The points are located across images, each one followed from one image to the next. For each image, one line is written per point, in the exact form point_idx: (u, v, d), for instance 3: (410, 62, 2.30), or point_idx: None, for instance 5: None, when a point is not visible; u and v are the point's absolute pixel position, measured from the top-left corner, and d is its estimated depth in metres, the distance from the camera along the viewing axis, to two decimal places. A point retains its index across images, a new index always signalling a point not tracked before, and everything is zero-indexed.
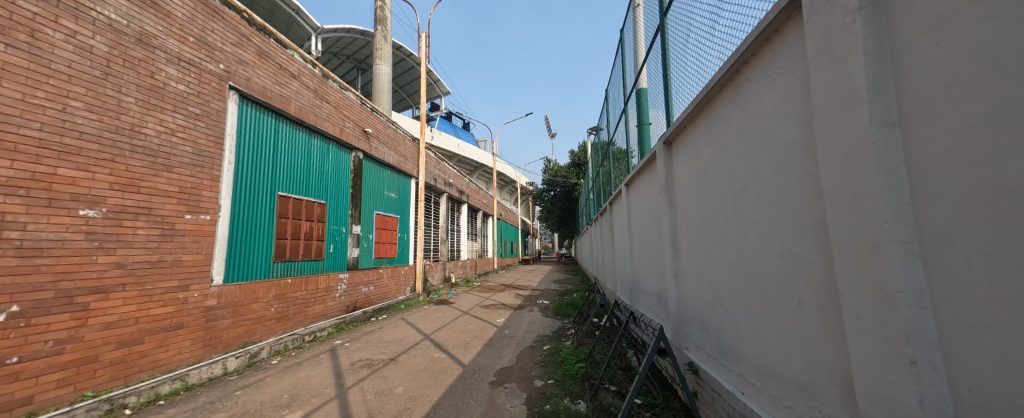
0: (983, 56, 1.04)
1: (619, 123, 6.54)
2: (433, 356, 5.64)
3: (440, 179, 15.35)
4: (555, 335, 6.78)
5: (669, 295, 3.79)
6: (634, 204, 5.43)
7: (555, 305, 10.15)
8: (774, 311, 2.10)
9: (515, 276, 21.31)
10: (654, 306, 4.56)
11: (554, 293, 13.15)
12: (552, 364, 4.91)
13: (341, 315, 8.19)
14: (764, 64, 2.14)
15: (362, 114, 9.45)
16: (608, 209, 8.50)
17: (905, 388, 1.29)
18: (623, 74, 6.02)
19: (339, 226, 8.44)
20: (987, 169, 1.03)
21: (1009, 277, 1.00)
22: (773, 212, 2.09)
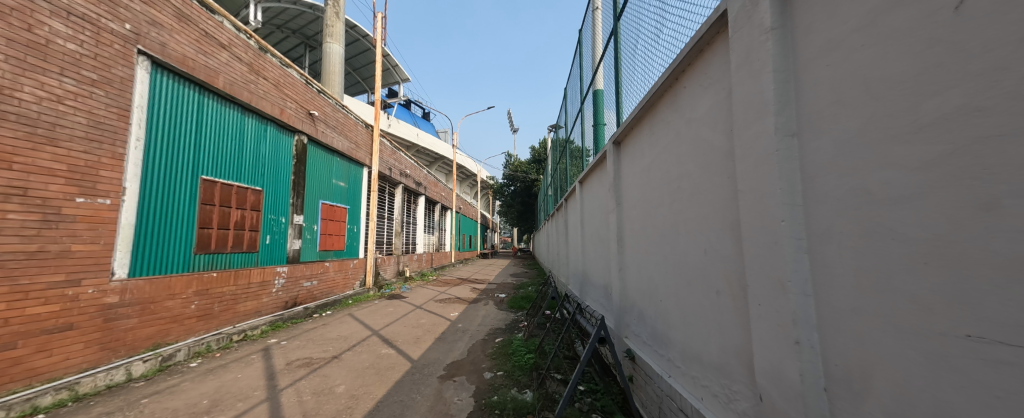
0: (859, 81, 1.26)
1: (577, 121, 6.76)
2: (381, 352, 5.46)
3: (397, 170, 14.69)
4: (509, 327, 6.92)
5: (613, 288, 4.00)
6: (586, 200, 5.65)
7: (509, 298, 10.32)
8: (698, 301, 2.31)
9: (472, 270, 21.26)
10: (601, 298, 4.81)
11: (510, 287, 13.29)
12: (502, 356, 4.99)
13: (277, 312, 7.54)
14: (697, 74, 2.32)
15: (307, 95, 8.71)
16: (564, 204, 8.77)
17: (790, 365, 1.52)
18: (581, 73, 6.20)
19: (277, 216, 7.78)
20: (859, 177, 1.25)
21: (869, 267, 1.22)
22: (700, 210, 2.29)
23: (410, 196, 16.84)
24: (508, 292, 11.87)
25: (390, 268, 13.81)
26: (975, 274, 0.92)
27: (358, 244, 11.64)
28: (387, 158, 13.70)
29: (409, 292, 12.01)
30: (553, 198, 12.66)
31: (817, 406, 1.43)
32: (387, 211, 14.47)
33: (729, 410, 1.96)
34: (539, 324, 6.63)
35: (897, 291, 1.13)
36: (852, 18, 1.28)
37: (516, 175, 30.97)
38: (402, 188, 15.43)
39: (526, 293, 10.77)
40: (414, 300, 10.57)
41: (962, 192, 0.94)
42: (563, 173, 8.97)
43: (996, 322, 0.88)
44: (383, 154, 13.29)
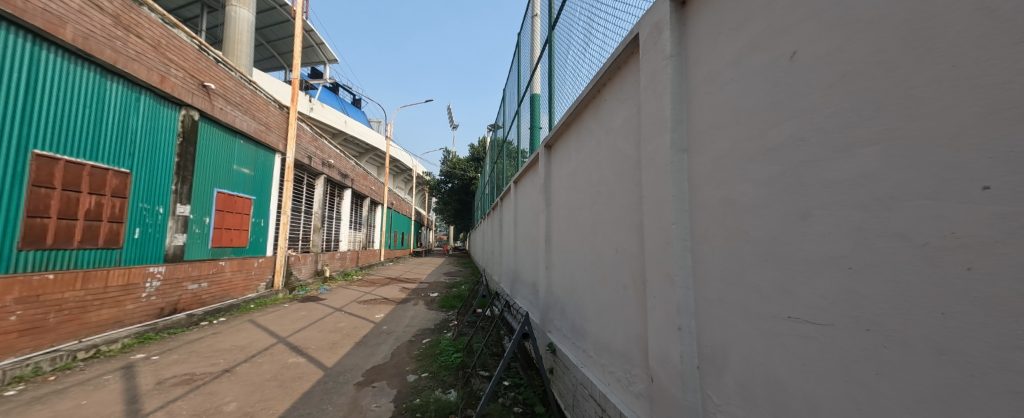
0: (728, 111, 1.61)
1: (514, 122, 6.93)
2: (288, 361, 4.89)
3: (318, 159, 13.23)
4: (438, 327, 6.79)
5: (540, 285, 4.17)
6: (520, 201, 5.81)
7: (440, 298, 10.09)
8: (609, 295, 2.54)
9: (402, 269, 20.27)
10: (528, 295, 5.01)
11: (443, 286, 13.05)
12: (429, 357, 4.87)
13: (146, 322, 6.18)
14: (614, 89, 2.56)
15: (199, 64, 7.37)
16: (500, 204, 8.90)
17: (672, 347, 1.80)
18: (519, 76, 6.37)
19: (149, 204, 6.33)
20: (729, 189, 1.60)
21: (731, 261, 1.57)
22: (613, 213, 2.52)
23: (332, 188, 15.33)
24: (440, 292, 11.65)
25: (307, 268, 12.38)
26: (795, 266, 1.29)
27: (267, 241, 10.21)
28: (305, 144, 12.24)
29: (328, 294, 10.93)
30: (489, 197, 12.76)
31: (692, 382, 1.71)
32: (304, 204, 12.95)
33: (628, 392, 2.20)
34: (468, 323, 6.63)
35: (747, 281, 1.49)
36: (728, 57, 1.62)
37: (454, 172, 30.47)
38: (323, 179, 14.00)
39: (457, 292, 10.67)
40: (333, 302, 9.66)
41: (789, 204, 1.32)
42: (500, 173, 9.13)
43: (807, 305, 1.24)
44: (301, 140, 11.87)
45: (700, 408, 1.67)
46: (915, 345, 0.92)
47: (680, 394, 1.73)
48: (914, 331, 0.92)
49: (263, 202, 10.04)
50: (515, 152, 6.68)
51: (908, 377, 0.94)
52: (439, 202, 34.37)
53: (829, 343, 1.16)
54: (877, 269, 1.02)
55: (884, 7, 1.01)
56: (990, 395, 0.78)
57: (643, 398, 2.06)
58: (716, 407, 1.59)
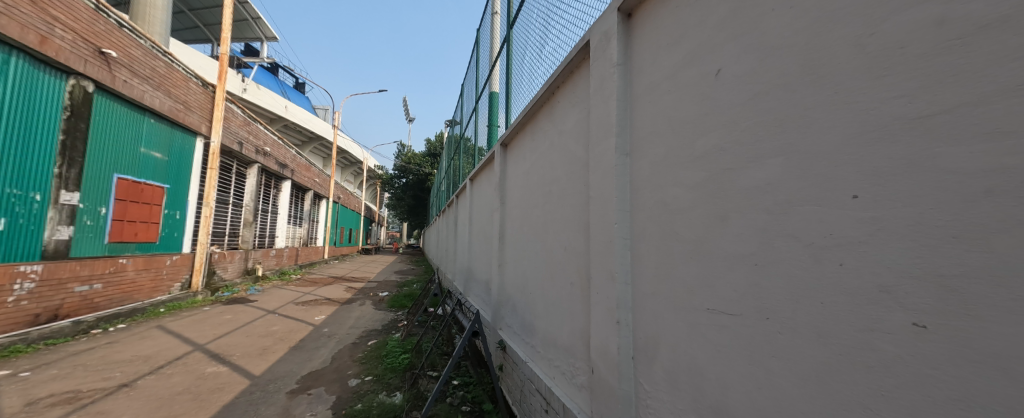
0: (664, 119, 1.75)
1: (472, 119, 6.84)
2: (206, 371, 4.36)
3: (251, 145, 11.90)
4: (385, 328, 6.52)
5: (493, 283, 4.18)
6: (476, 198, 5.78)
7: (389, 298, 9.66)
8: (557, 292, 2.61)
9: (348, 267, 19.07)
10: (481, 293, 5.01)
11: (392, 286, 12.54)
12: (374, 360, 4.65)
13: (13, 332, 5.12)
14: (566, 92, 2.64)
15: (95, 27, 6.26)
16: (455, 201, 8.75)
17: (612, 340, 1.90)
18: (478, 72, 6.31)
19: (23, 191, 5.42)
20: (663, 193, 1.74)
21: (663, 258, 1.71)
22: (563, 212, 2.59)
23: (268, 179, 13.91)
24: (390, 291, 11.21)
25: (234, 266, 11.09)
26: (714, 263, 1.46)
27: (184, 236, 8.97)
28: (235, 128, 10.95)
29: (260, 296, 9.91)
30: (445, 193, 12.55)
31: (627, 371, 1.83)
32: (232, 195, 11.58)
33: (571, 385, 2.29)
34: (418, 323, 6.46)
35: (675, 277, 1.64)
36: (664, 70, 1.76)
37: (409, 167, 29.40)
38: (257, 168, 12.67)
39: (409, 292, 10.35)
40: (265, 304, 8.77)
41: (712, 207, 1.49)
42: (457, 170, 8.97)
43: (722, 297, 1.41)
44: (229, 123, 10.57)
45: (634, 396, 1.80)
46: (804, 329, 1.13)
47: (617, 384, 1.84)
48: (804, 317, 1.13)
49: (181, 191, 8.78)
50: (472, 149, 6.62)
51: (797, 356, 1.14)
52: (392, 197, 32.87)
53: (739, 331, 1.34)
54: (779, 264, 1.22)
55: (792, 40, 1.20)
56: (854, 369, 0.99)
57: (585, 389, 2.16)
58: (647, 394, 1.72)
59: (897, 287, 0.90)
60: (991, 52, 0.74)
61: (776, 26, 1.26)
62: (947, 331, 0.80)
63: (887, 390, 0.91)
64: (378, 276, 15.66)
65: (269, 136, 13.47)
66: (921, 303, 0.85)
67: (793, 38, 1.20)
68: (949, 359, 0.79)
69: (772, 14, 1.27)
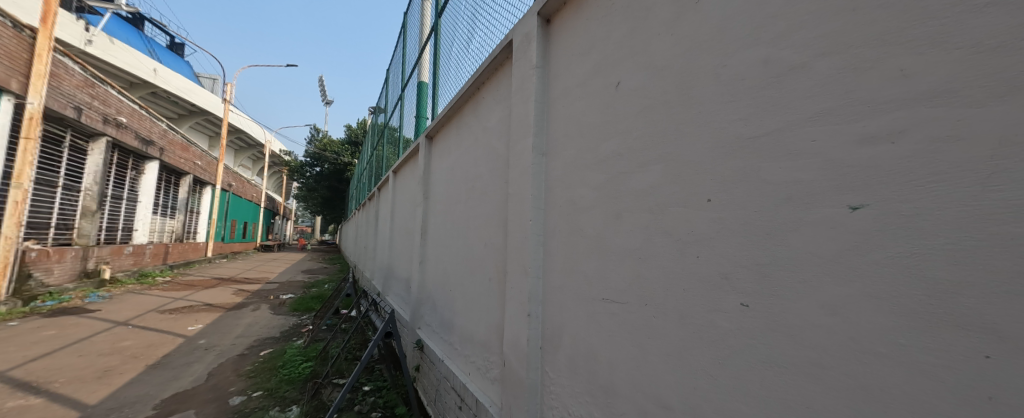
0: (574, 123, 1.88)
1: (398, 106, 6.47)
2: (5, 407, 3.29)
3: (97, 113, 9.32)
4: (285, 335, 5.93)
5: (413, 280, 4.01)
6: (399, 191, 5.49)
7: (294, 301, 8.63)
8: (476, 288, 2.61)
9: (243, 268, 16.37)
10: (401, 292, 4.78)
11: (297, 287, 11.20)
12: (265, 372, 4.19)
13: None
14: (491, 89, 2.65)
15: None
16: (377, 194, 8.17)
17: (522, 332, 1.99)
18: (405, 57, 5.96)
19: None
20: (571, 193, 1.87)
21: (569, 253, 1.84)
22: (484, 209, 2.61)
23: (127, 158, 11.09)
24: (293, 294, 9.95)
25: (66, 268, 8.62)
26: (609, 256, 1.62)
27: None
28: (70, 90, 8.46)
29: (105, 305, 7.83)
30: (366, 186, 11.62)
31: (535, 361, 1.93)
32: (66, 176, 8.93)
33: (485, 379, 2.33)
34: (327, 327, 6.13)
35: (579, 271, 1.78)
36: (576, 77, 1.88)
37: (325, 155, 26.42)
38: (109, 142, 10.00)
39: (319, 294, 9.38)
40: (115, 315, 6.99)
41: (609, 207, 1.65)
42: (380, 159, 8.37)
43: (614, 288, 1.58)
44: (59, 81, 8.10)
45: (540, 384, 1.90)
46: (671, 312, 1.33)
47: (525, 374, 1.93)
48: (672, 301, 1.33)
49: None
50: (397, 139, 6.25)
51: (666, 337, 1.34)
52: (305, 188, 29.16)
53: (626, 317, 1.51)
54: (655, 256, 1.41)
55: (673, 62, 1.40)
56: (703, 343, 1.21)
57: (497, 382, 2.21)
58: (551, 381, 1.83)
59: (732, 274, 1.15)
60: (798, 94, 1.01)
61: (661, 49, 1.45)
62: (762, 308, 1.05)
63: (724, 359, 1.15)
64: (286, 277, 13.84)
65: (129, 104, 10.72)
66: (748, 286, 1.10)
67: (674, 61, 1.40)
68: (762, 329, 1.05)
69: (658, 38, 1.46)
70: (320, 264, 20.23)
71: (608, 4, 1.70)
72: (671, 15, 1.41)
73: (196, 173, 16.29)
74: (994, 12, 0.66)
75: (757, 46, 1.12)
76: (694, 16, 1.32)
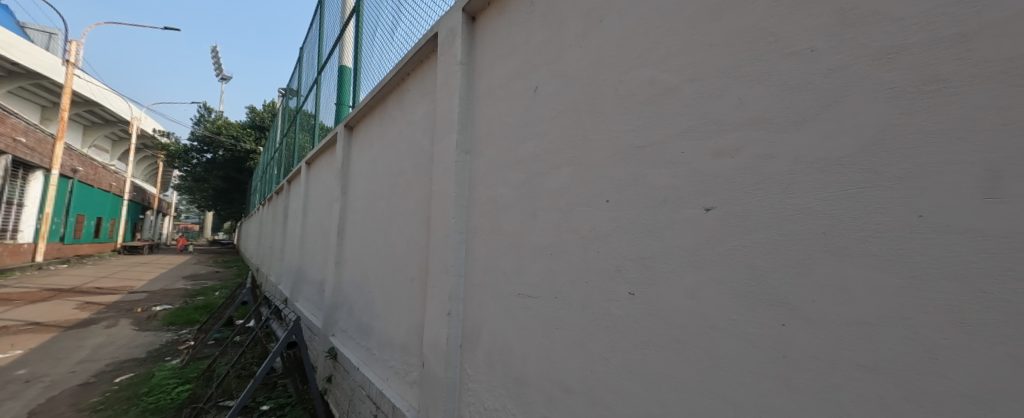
0: (497, 123, 1.92)
1: (314, 90, 5.81)
2: None
3: None
4: (154, 355, 4.99)
5: (327, 283, 3.67)
6: (313, 185, 4.95)
7: (171, 313, 7.18)
8: (396, 288, 2.50)
9: (99, 275, 13.05)
10: (313, 296, 4.33)
11: (178, 297, 9.32)
12: (124, 401, 3.55)
13: None
14: (416, 81, 2.57)
15: None
16: (286, 187, 7.24)
17: (442, 332, 1.97)
18: (323, 36, 5.39)
19: None
20: (492, 191, 1.91)
21: (490, 250, 1.87)
22: (407, 206, 2.51)
23: None
24: (170, 305, 8.24)
25: None
26: (525, 253, 1.69)
27: None
28: None
29: None
30: (274, 177, 10.13)
31: (453, 359, 1.92)
32: None
33: (403, 383, 2.25)
34: (215, 340, 5.51)
35: (498, 267, 1.82)
36: (499, 78, 1.93)
37: (220, 139, 22.13)
38: None
39: (207, 304, 7.96)
40: None
41: (527, 205, 1.72)
42: (292, 148, 7.43)
43: (529, 283, 1.66)
44: None
45: (457, 382, 1.90)
46: (576, 304, 1.45)
47: (443, 374, 1.91)
48: (576, 294, 1.45)
49: None
50: (313, 126, 5.63)
51: (571, 326, 1.45)
52: (195, 178, 24.36)
53: (538, 310, 1.59)
54: (564, 252, 1.52)
55: (581, 73, 1.52)
56: (600, 330, 1.34)
57: (415, 385, 2.15)
58: (469, 378, 1.85)
59: (623, 267, 1.29)
60: (673, 112, 1.18)
61: (572, 60, 1.56)
62: (644, 295, 1.21)
63: (615, 344, 1.28)
64: (161, 285, 11.37)
65: None
66: (634, 277, 1.25)
67: (582, 72, 1.52)
68: (644, 314, 1.20)
69: (570, 49, 1.57)
70: (212, 268, 17.06)
71: (528, 11, 1.78)
72: (581, 28, 1.53)
73: (15, 153, 12.24)
74: (795, 62, 0.90)
75: (646, 66, 1.29)
76: (599, 32, 1.46)
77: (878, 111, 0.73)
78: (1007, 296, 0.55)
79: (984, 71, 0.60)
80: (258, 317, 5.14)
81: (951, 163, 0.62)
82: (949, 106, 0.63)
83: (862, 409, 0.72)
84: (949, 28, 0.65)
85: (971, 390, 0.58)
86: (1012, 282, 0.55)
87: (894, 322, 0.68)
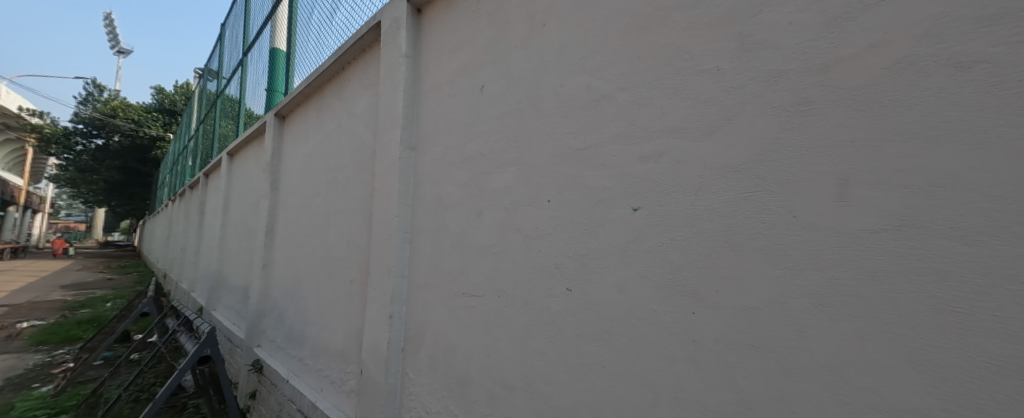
0: (443, 120, 1.89)
1: (240, 73, 5.18)
2: None
3: None
4: (16, 383, 4.09)
5: (252, 289, 3.30)
6: (238, 179, 4.43)
7: (43, 331, 5.91)
8: (334, 292, 2.34)
9: None
10: (236, 304, 3.87)
11: (53, 312, 7.68)
12: None
13: None
14: (358, 71, 2.42)
15: None
16: (205, 181, 6.37)
17: (383, 335, 1.88)
18: (251, 13, 4.83)
19: None
20: (437, 189, 1.87)
21: (435, 249, 1.83)
22: (347, 204, 2.35)
23: None
24: (42, 321, 6.80)
25: None
26: (470, 253, 1.68)
27: None
28: None
29: None
30: (189, 169, 8.80)
31: (395, 364, 1.85)
32: None
33: (339, 392, 2.11)
34: (105, 361, 4.67)
35: (443, 267, 1.79)
36: (445, 74, 1.89)
37: (115, 121, 18.56)
38: None
39: (97, 317, 6.71)
40: None
41: (472, 204, 1.71)
42: (213, 137, 6.54)
43: (473, 282, 1.65)
44: None
45: (399, 387, 1.84)
46: (518, 301, 1.47)
47: (383, 380, 1.83)
48: (519, 291, 1.47)
49: None
50: (238, 113, 5.02)
51: (513, 323, 1.47)
52: (84, 168, 20.30)
53: (481, 309, 1.59)
54: (508, 251, 1.54)
55: (525, 75, 1.56)
56: (540, 326, 1.38)
57: (352, 394, 2.03)
58: (410, 382, 1.79)
59: (562, 264, 1.34)
60: (607, 118, 1.26)
61: (517, 61, 1.59)
62: (580, 291, 1.27)
63: (553, 338, 1.33)
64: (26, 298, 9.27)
65: None
66: (571, 274, 1.30)
67: (527, 74, 1.55)
68: (580, 308, 1.26)
69: (515, 51, 1.59)
70: (104, 275, 14.33)
71: (474, 9, 1.77)
72: (525, 31, 1.56)
73: None
74: (705, 78, 1.01)
75: (584, 73, 1.35)
76: (542, 36, 1.50)
77: (766, 127, 0.86)
78: (851, 279, 0.69)
79: (839, 98, 0.74)
80: (164, 330, 4.47)
81: (817, 172, 0.76)
82: (816, 126, 0.77)
83: (752, 382, 0.82)
84: (817, 61, 0.79)
85: (827, 360, 0.71)
86: (855, 268, 0.69)
87: (775, 306, 0.80)
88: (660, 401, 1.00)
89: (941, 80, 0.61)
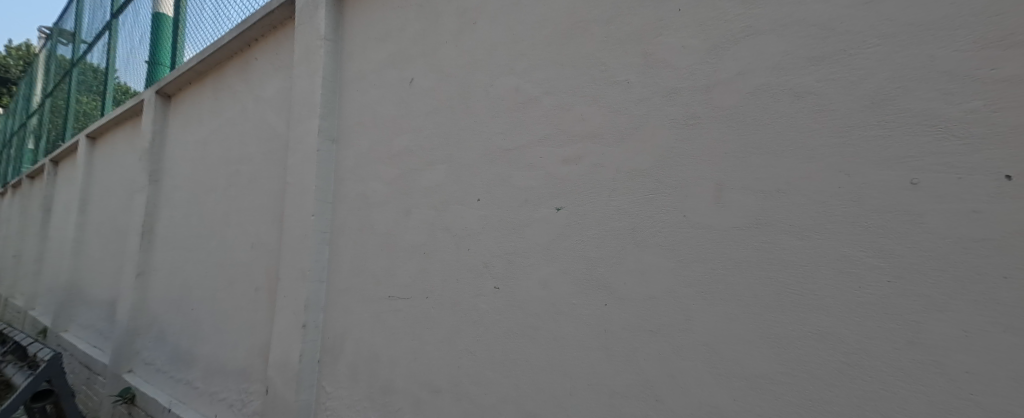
0: (368, 112, 1.77)
1: (109, 37, 4.21)
2: None
3: None
4: None
5: (123, 303, 2.71)
6: (104, 168, 3.59)
7: None
8: (234, 301, 2.03)
9: None
10: (99, 322, 3.14)
11: None
12: None
13: None
14: (268, 50, 2.15)
15: None
16: (55, 169, 5.04)
17: (296, 347, 1.69)
18: None
19: None
20: (361, 185, 1.74)
21: (359, 250, 1.70)
22: (253, 200, 2.07)
23: None
24: None
25: None
26: (397, 253, 1.60)
27: None
28: None
29: None
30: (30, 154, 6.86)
31: (310, 377, 1.68)
32: None
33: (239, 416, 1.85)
34: None
35: (368, 269, 1.67)
36: (371, 63, 1.77)
37: None
38: None
39: None
40: None
41: (400, 202, 1.63)
42: (67, 114, 5.20)
43: (400, 284, 1.57)
44: None
45: (314, 402, 1.67)
46: (446, 302, 1.44)
47: (295, 396, 1.65)
48: (447, 291, 1.44)
49: None
50: (106, 87, 4.07)
51: (441, 325, 1.43)
52: None
53: (408, 312, 1.53)
54: (436, 251, 1.50)
55: (456, 71, 1.53)
56: (467, 326, 1.37)
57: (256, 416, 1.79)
58: (328, 395, 1.64)
59: (490, 262, 1.35)
60: (534, 120, 1.30)
61: (448, 56, 1.55)
62: (506, 289, 1.29)
63: (480, 337, 1.33)
64: None
65: None
66: (498, 272, 1.32)
67: (457, 70, 1.53)
68: (506, 306, 1.28)
69: (446, 45, 1.56)
70: None
71: None
72: (456, 27, 1.54)
73: None
74: (617, 90, 1.09)
75: (512, 74, 1.38)
76: (473, 34, 1.49)
77: (664, 136, 0.96)
78: (722, 270, 0.81)
79: (718, 115, 0.86)
80: None
81: (700, 178, 0.88)
82: (701, 138, 0.89)
83: (649, 364, 0.91)
84: (702, 82, 0.91)
85: (706, 339, 0.82)
86: (726, 260, 0.80)
87: (668, 295, 0.89)
88: (576, 389, 1.07)
89: (785, 106, 0.75)
